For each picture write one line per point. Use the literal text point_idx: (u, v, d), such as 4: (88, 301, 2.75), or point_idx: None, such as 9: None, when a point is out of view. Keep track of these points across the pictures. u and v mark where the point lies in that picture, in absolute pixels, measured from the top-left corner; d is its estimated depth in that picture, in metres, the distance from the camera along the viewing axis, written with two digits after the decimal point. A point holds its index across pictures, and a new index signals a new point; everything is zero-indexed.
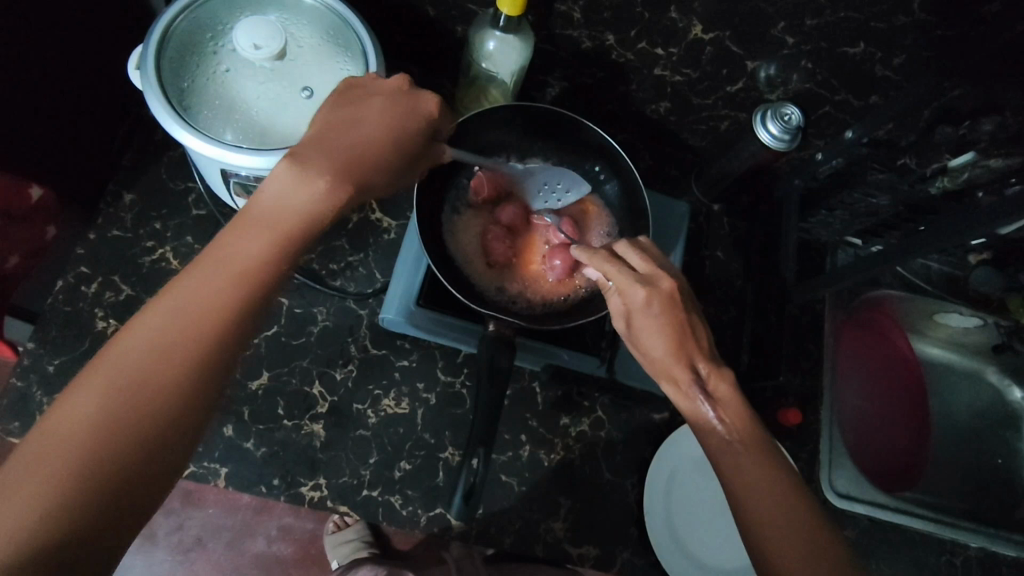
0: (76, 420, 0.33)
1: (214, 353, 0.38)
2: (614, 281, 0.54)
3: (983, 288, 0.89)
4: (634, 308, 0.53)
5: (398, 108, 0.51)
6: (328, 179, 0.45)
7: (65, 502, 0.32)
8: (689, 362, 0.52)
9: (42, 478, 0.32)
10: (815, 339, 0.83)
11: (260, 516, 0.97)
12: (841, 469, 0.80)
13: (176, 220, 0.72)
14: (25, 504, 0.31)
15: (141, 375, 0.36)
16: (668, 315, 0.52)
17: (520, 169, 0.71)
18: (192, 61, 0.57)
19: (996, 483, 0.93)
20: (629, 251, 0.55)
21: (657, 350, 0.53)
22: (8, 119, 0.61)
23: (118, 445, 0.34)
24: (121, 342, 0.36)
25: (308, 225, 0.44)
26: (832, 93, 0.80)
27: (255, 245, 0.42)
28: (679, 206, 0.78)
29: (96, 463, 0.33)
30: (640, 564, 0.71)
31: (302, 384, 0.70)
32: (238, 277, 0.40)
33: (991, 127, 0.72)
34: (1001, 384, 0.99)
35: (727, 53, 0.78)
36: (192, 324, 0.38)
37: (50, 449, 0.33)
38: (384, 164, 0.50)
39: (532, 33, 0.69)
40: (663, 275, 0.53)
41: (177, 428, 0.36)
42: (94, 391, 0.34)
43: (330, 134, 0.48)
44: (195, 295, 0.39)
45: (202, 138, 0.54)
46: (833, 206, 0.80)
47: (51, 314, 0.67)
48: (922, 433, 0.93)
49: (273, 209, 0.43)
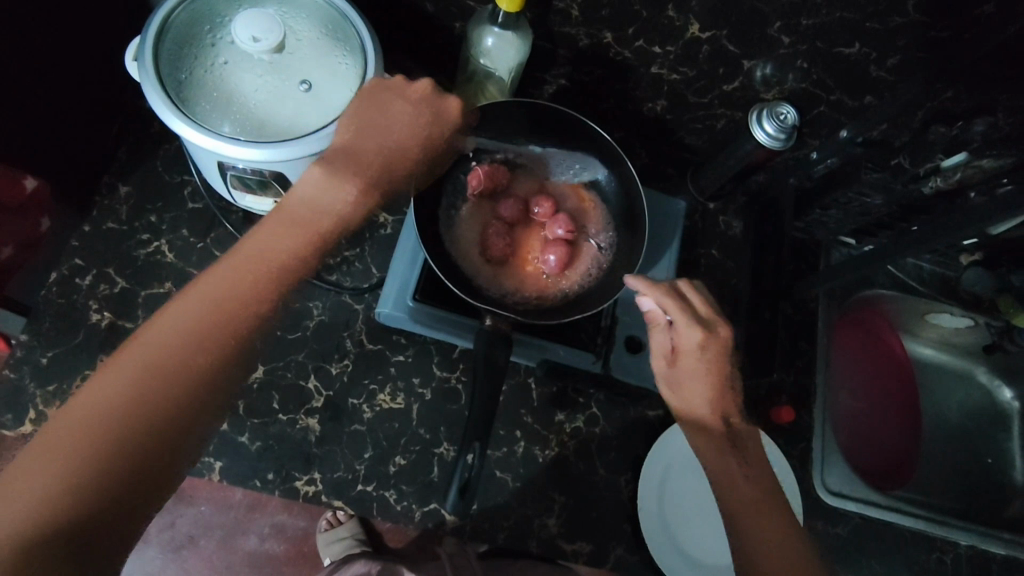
0: (136, 364, 0.40)
1: (249, 322, 0.44)
2: (674, 317, 0.59)
3: (975, 288, 0.90)
4: (688, 348, 0.59)
5: (426, 116, 0.59)
6: (353, 188, 0.54)
7: (117, 441, 0.37)
8: (722, 412, 0.59)
9: (90, 437, 0.37)
10: (808, 338, 0.84)
11: (252, 513, 0.75)
12: (834, 468, 0.80)
13: (171, 214, 0.73)
14: (72, 460, 0.36)
15: (189, 336, 0.42)
16: (716, 363, 0.59)
17: (519, 151, 0.71)
18: (189, 53, 0.57)
19: (985, 482, 0.94)
20: (691, 294, 0.60)
21: (695, 396, 0.59)
22: (19, 115, 0.61)
23: (169, 392, 0.40)
24: (176, 306, 0.43)
25: (335, 225, 0.52)
26: (829, 92, 0.77)
27: (286, 239, 0.49)
28: (675, 204, 0.80)
29: (148, 408, 0.39)
30: (634, 561, 0.71)
31: (297, 378, 0.70)
32: (268, 263, 0.47)
33: (983, 128, 0.70)
34: (991, 384, 0.99)
35: (723, 53, 0.75)
36: (233, 298, 0.44)
37: (110, 386, 0.39)
38: (399, 174, 0.58)
39: (529, 30, 0.69)
40: (720, 323, 0.59)
41: (217, 384, 0.42)
42: (158, 340, 0.41)
43: (359, 142, 0.55)
44: (236, 270, 0.46)
45: (200, 130, 0.54)
46: (827, 206, 0.81)
47: (44, 307, 0.67)
48: (913, 431, 0.94)
49: (303, 210, 0.51)
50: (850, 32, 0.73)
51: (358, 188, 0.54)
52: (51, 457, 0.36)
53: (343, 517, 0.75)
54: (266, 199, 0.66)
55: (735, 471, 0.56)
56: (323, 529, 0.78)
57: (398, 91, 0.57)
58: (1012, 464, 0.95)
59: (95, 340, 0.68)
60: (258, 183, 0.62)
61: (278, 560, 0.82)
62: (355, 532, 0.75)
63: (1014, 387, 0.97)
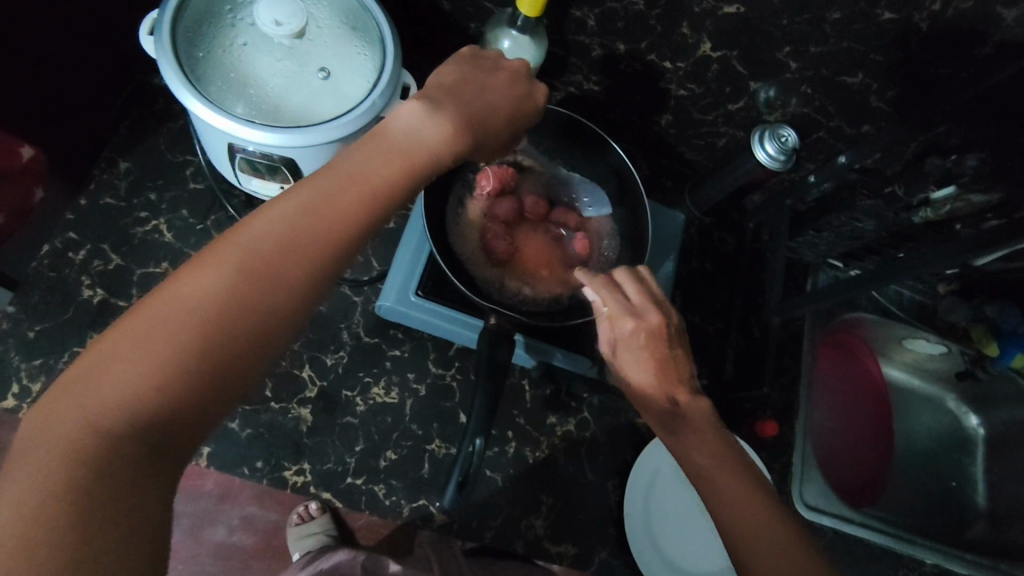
0: (186, 307, 0.31)
1: (325, 275, 0.35)
2: (608, 310, 0.52)
3: (950, 317, 0.91)
4: (620, 339, 0.51)
5: (521, 84, 0.48)
6: (451, 127, 0.41)
7: (158, 394, 0.29)
8: (670, 396, 0.49)
9: (141, 359, 0.29)
10: (793, 355, 0.86)
11: (223, 504, 0.69)
12: (813, 482, 0.82)
13: (172, 193, 0.72)
14: (117, 384, 0.29)
15: (254, 275, 0.33)
16: (652, 350, 0.50)
17: (561, 179, 0.73)
18: (208, 32, 0.57)
19: (951, 505, 0.97)
20: (627, 280, 0.54)
21: (637, 382, 0.50)
22: (42, 82, 0.60)
23: (212, 350, 0.31)
24: (245, 232, 0.33)
25: (429, 163, 0.39)
26: (829, 119, 0.79)
27: (377, 170, 0.37)
28: (676, 218, 0.82)
29: (195, 363, 0.30)
30: (618, 564, 0.72)
31: (292, 367, 0.70)
32: (354, 196, 0.36)
33: (975, 163, 0.70)
34: (958, 410, 1.03)
35: (732, 72, 0.76)
36: (307, 235, 0.34)
37: (157, 329, 0.30)
38: (495, 133, 0.45)
39: (545, 37, 0.71)
40: (650, 309, 0.51)
41: (275, 345, 0.33)
42: (219, 273, 0.32)
43: (461, 85, 0.45)
44: (315, 201, 0.35)
45: (213, 110, 0.53)
46: (820, 228, 0.84)
47: (34, 280, 0.66)
48: (885, 453, 0.97)
49: (399, 142, 0.39)
50: (854, 62, 0.72)
51: (456, 125, 0.41)
52: (101, 381, 0.29)
53: (315, 512, 0.68)
54: (273, 184, 0.66)
55: (690, 451, 0.47)
56: (293, 524, 0.70)
57: (495, 62, 0.48)
58: (975, 488, 0.98)
59: (85, 317, 0.66)
60: (268, 167, 0.61)
61: (246, 554, 0.73)
62: (328, 529, 0.68)
63: (980, 414, 1.01)
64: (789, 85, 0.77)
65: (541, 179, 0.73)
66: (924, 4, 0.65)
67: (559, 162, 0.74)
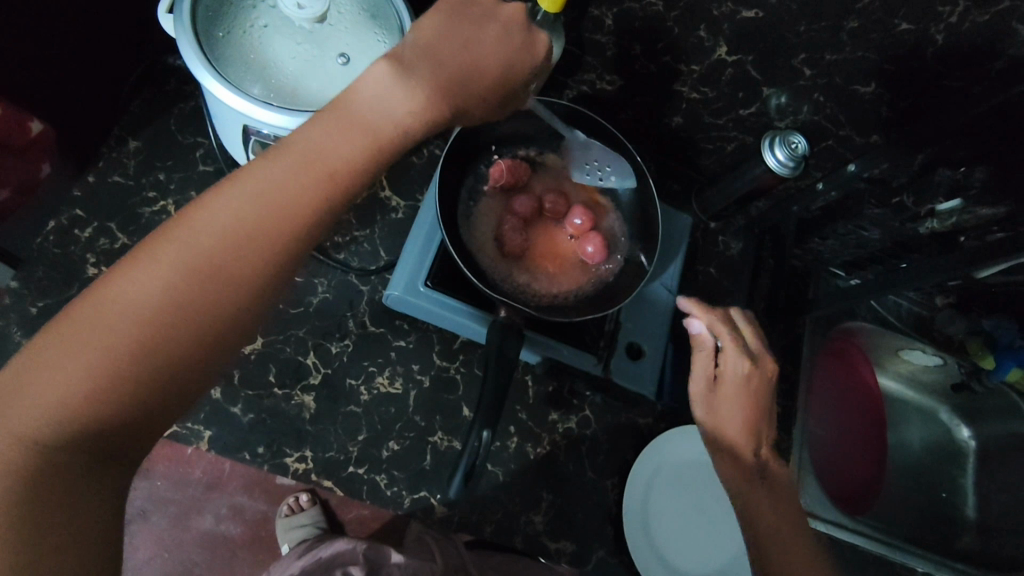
0: (123, 317, 0.31)
1: (281, 268, 0.36)
2: (722, 343, 0.60)
3: (947, 329, 0.94)
4: (731, 375, 0.59)
5: (514, 40, 0.45)
6: (430, 91, 0.40)
7: (100, 394, 0.30)
8: (757, 442, 0.57)
9: (82, 356, 0.30)
10: (794, 362, 0.86)
11: (211, 492, 0.68)
12: (808, 488, 0.83)
13: (181, 174, 0.72)
14: (59, 382, 0.30)
15: (199, 287, 0.33)
16: (755, 395, 0.58)
17: (581, 139, 0.72)
18: (229, 12, 0.57)
19: (940, 517, 0.97)
20: (739, 321, 0.63)
21: (733, 420, 0.57)
22: (53, 55, 0.59)
23: (157, 347, 0.32)
24: (192, 231, 0.34)
25: (397, 138, 0.39)
26: (838, 128, 0.80)
27: (295, 191, 0.36)
28: (682, 219, 0.82)
29: (140, 360, 0.31)
30: (615, 563, 0.72)
31: (296, 354, 0.69)
32: (279, 215, 0.35)
33: (983, 176, 0.70)
34: (950, 423, 1.04)
35: (745, 77, 0.77)
36: (258, 225, 0.35)
37: (88, 337, 0.31)
38: (485, 91, 0.44)
39: (562, 34, 0.71)
40: (765, 355, 0.61)
41: (228, 343, 0.34)
42: (159, 277, 0.32)
43: (446, 39, 0.42)
44: (235, 210, 0.35)
45: (231, 89, 0.53)
46: (825, 235, 0.86)
47: (38, 256, 0.65)
48: (877, 463, 0.98)
49: (367, 112, 0.38)
50: (867, 71, 0.73)
51: (436, 90, 0.40)
52: (40, 377, 0.30)
53: (304, 504, 0.68)
54: None
55: (765, 503, 0.53)
56: (283, 515, 0.69)
57: (489, 8, 0.45)
58: (964, 500, 0.99)
59: None
60: None
61: (234, 544, 0.72)
62: (318, 520, 0.68)
63: (971, 427, 1.02)
64: (801, 91, 0.77)
65: (553, 174, 0.73)
66: (942, 17, 0.65)
67: (574, 125, 0.72)
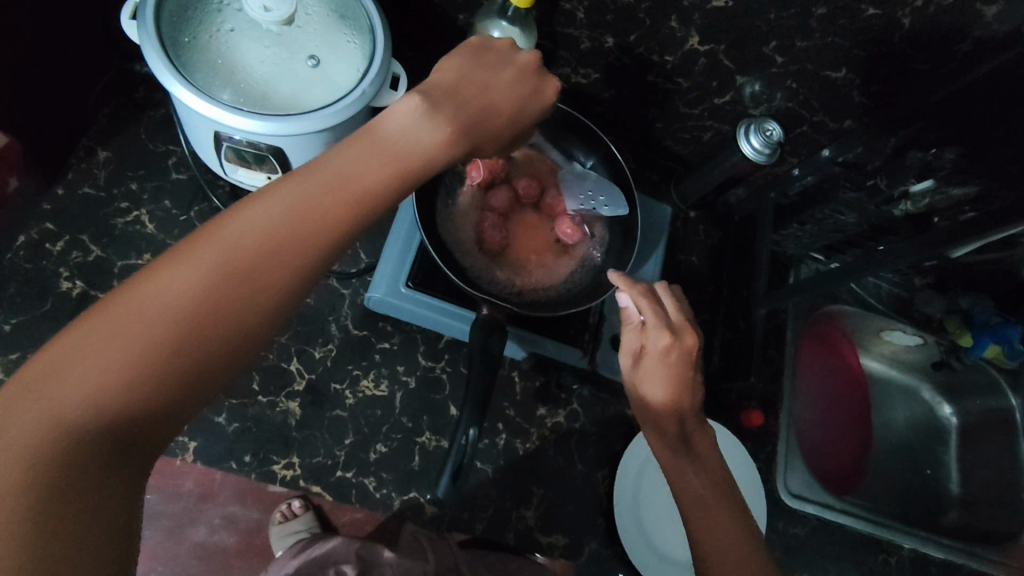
0: (159, 311, 0.30)
1: (305, 280, 0.35)
2: (646, 318, 0.57)
3: (926, 309, 0.95)
4: (652, 349, 0.55)
5: (524, 87, 0.47)
6: (451, 130, 0.41)
7: (128, 387, 0.29)
8: (677, 414, 0.54)
9: (118, 345, 0.29)
10: (776, 347, 0.87)
11: (204, 503, 0.67)
12: (796, 470, 0.83)
13: (154, 183, 0.71)
14: (91, 371, 0.29)
15: (229, 287, 0.32)
16: (677, 368, 0.55)
17: (580, 170, 0.73)
18: (194, 17, 0.56)
19: (927, 494, 0.98)
20: (665, 295, 0.59)
21: (655, 394, 0.55)
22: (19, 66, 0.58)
23: (195, 343, 0.31)
24: (217, 241, 0.33)
25: (423, 168, 0.39)
26: (813, 114, 0.81)
27: (326, 208, 0.35)
28: (662, 210, 0.83)
29: (170, 356, 0.30)
30: (608, 555, 0.73)
31: (279, 360, 0.69)
32: (298, 227, 0.35)
33: (954, 155, 0.71)
34: (933, 400, 1.04)
35: (719, 67, 0.77)
36: (285, 234, 0.34)
37: (129, 328, 0.30)
38: (496, 137, 0.45)
39: (534, 28, 0.71)
40: (687, 329, 0.56)
41: (250, 346, 0.33)
42: (192, 277, 0.32)
43: (464, 87, 0.43)
44: (271, 219, 0.34)
45: (199, 95, 0.52)
46: (803, 221, 0.87)
47: (9, 273, 0.64)
48: (866, 441, 0.99)
49: (394, 141, 0.39)
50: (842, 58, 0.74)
51: (455, 131, 0.41)
52: (75, 364, 0.28)
53: (297, 510, 0.66)
54: (260, 175, 0.65)
55: (687, 473, 0.51)
56: (276, 523, 0.68)
57: (505, 55, 0.47)
58: (949, 476, 1.00)
59: (64, 310, 0.65)
60: (255, 156, 0.60)
61: (227, 554, 0.71)
62: (311, 526, 0.66)
63: (953, 403, 1.03)
64: (776, 79, 0.78)
65: (530, 167, 0.73)
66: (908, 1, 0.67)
67: (570, 162, 0.74)
